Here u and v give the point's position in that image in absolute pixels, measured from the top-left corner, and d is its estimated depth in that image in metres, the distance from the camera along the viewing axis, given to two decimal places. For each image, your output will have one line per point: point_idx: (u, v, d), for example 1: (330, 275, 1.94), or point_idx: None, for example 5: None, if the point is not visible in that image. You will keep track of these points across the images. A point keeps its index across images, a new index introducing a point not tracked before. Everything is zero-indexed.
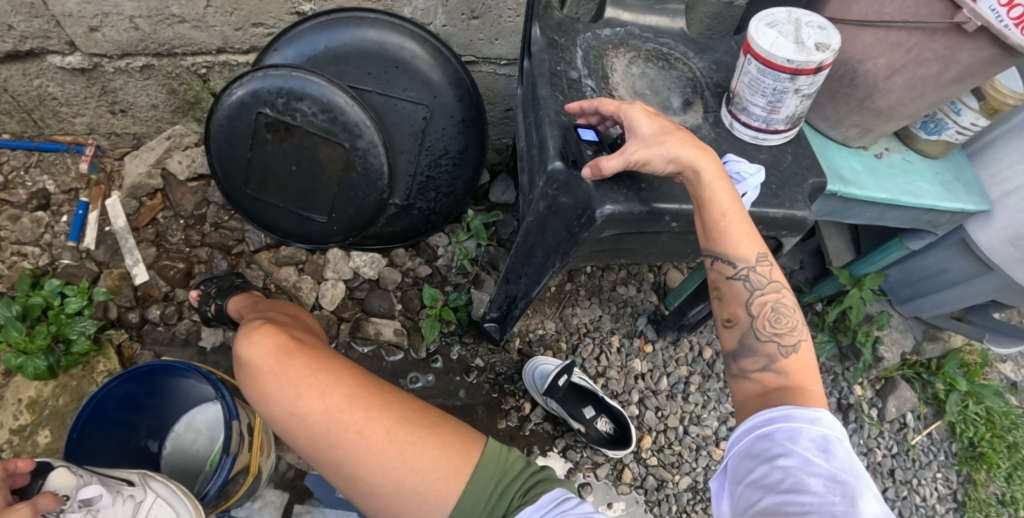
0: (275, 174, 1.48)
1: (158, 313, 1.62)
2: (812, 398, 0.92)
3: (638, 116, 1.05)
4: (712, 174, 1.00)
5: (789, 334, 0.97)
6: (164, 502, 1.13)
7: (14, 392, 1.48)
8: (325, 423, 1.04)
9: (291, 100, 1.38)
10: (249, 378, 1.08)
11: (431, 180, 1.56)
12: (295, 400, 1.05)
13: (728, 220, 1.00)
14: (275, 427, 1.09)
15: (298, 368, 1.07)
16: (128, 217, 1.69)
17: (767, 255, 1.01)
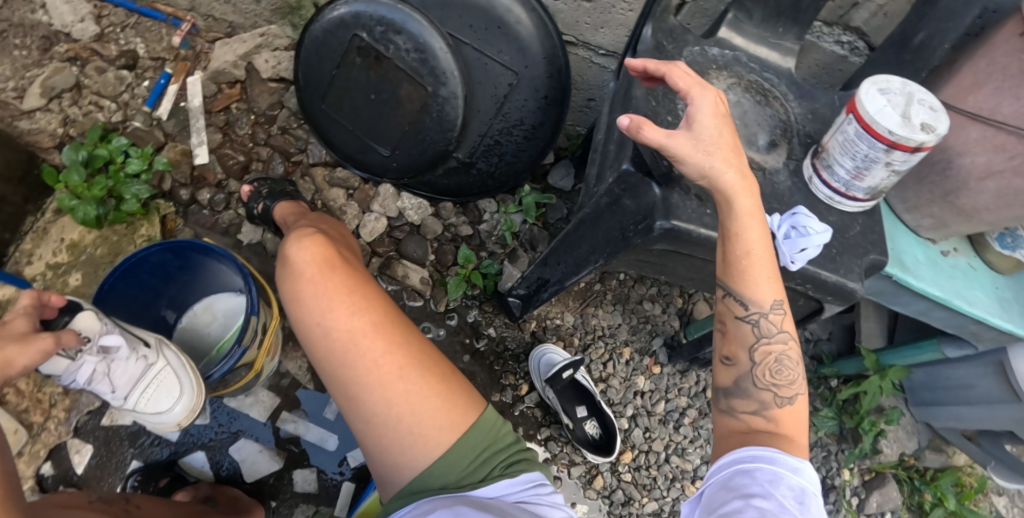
0: (353, 97, 1.51)
1: (207, 198, 1.67)
2: (797, 448, 0.96)
3: (705, 109, 0.97)
4: (745, 209, 0.98)
5: (787, 386, 1.00)
6: (172, 373, 1.19)
7: (58, 231, 1.59)
8: (346, 340, 1.08)
9: (389, 31, 1.40)
10: (289, 278, 1.13)
11: (498, 146, 1.57)
12: (325, 311, 1.09)
13: (752, 260, 0.99)
14: (298, 331, 1.13)
15: (336, 283, 1.11)
16: (204, 98, 1.74)
17: (782, 303, 1.01)
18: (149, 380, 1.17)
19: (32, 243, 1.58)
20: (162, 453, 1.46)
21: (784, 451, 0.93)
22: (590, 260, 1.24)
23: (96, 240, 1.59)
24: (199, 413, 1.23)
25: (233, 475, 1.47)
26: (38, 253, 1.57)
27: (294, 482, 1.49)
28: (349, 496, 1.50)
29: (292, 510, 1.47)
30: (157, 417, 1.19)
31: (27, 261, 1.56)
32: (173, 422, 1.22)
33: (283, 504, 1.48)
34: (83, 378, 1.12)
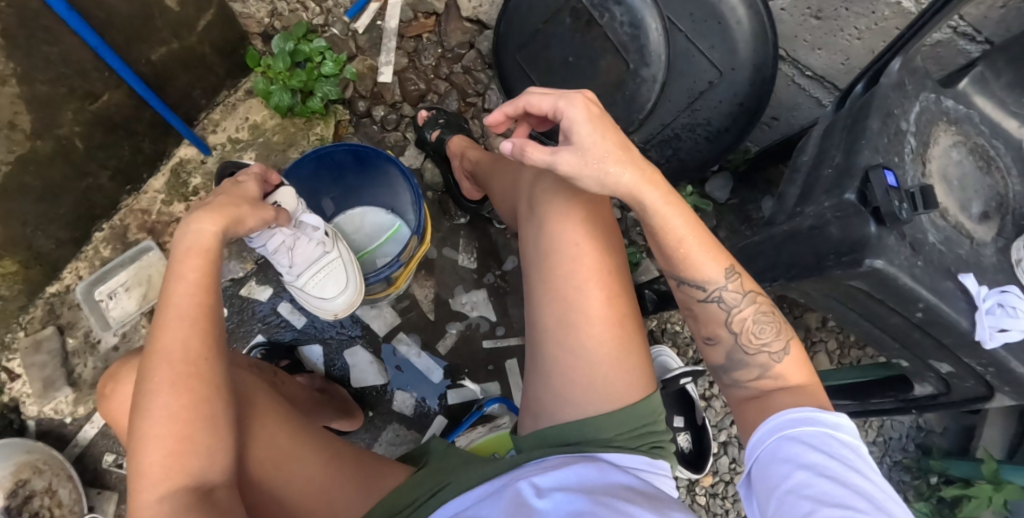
0: (551, 56, 1.52)
1: (381, 115, 1.71)
2: (815, 394, 0.96)
3: (575, 121, 0.98)
4: (655, 202, 0.99)
5: (774, 341, 1.01)
6: (342, 266, 1.27)
7: (244, 110, 1.67)
8: (593, 265, 1.04)
9: (609, 1, 1.40)
10: (561, 183, 1.08)
11: (676, 141, 1.54)
12: (586, 230, 1.06)
13: (685, 244, 1.01)
14: (545, 240, 1.07)
15: (604, 211, 1.08)
16: (400, 22, 1.72)
17: (735, 267, 1.03)
18: (324, 265, 1.24)
19: (221, 115, 1.66)
20: (285, 336, 1.55)
21: (818, 408, 0.92)
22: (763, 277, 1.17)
23: (276, 126, 1.67)
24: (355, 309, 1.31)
25: (342, 375, 1.55)
26: (223, 124, 1.66)
27: (393, 400, 1.55)
28: (439, 430, 1.54)
29: (384, 424, 1.54)
30: (320, 301, 1.27)
31: (214, 130, 1.65)
32: (331, 312, 1.29)
33: (377, 417, 1.54)
34: (273, 248, 1.17)
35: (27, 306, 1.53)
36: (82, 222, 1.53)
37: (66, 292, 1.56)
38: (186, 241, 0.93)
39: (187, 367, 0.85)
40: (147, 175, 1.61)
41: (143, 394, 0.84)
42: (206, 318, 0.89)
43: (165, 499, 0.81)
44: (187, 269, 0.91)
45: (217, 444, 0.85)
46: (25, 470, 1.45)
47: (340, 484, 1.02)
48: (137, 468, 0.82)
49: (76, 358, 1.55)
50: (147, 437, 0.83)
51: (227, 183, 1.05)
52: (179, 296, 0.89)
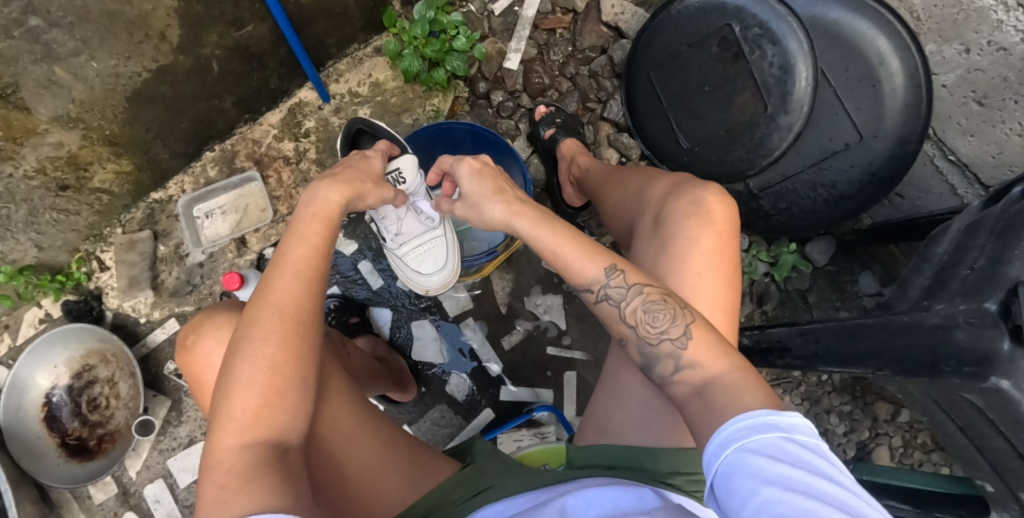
0: (687, 80, 1.48)
1: (498, 100, 1.68)
2: (745, 385, 0.88)
3: (463, 174, 1.16)
4: (530, 225, 1.09)
5: (670, 323, 0.98)
6: (444, 246, 1.31)
7: (369, 67, 1.66)
8: (711, 305, 1.05)
9: (763, 38, 1.35)
10: (696, 215, 1.08)
11: (793, 196, 1.48)
12: (712, 269, 1.05)
13: (562, 253, 1.06)
14: (666, 266, 1.07)
15: (732, 252, 1.08)
16: (538, 12, 1.70)
17: (616, 263, 1.04)
18: (426, 240, 1.31)
19: (347, 67, 1.66)
20: (359, 294, 1.58)
21: (771, 410, 0.83)
22: (863, 363, 1.12)
23: (396, 89, 1.67)
24: (448, 288, 1.35)
25: (404, 345, 1.57)
26: (348, 76, 1.66)
27: (449, 381, 1.57)
28: (483, 423, 1.55)
29: (433, 402, 1.56)
30: (416, 274, 1.34)
31: (337, 80, 1.66)
32: (424, 287, 1.35)
33: (429, 394, 1.56)
34: (386, 214, 1.29)
35: (130, 206, 1.60)
36: (197, 139, 1.58)
37: (168, 201, 1.62)
38: (310, 207, 1.00)
39: (294, 324, 0.89)
40: (266, 109, 1.64)
41: (246, 341, 0.87)
42: (317, 282, 0.94)
43: (247, 446, 0.83)
44: (310, 235, 0.97)
45: (303, 404, 0.88)
46: (94, 356, 1.55)
47: (392, 470, 1.03)
48: (225, 411, 0.85)
49: (163, 265, 1.61)
50: (242, 382, 0.85)
51: (354, 157, 1.13)
52: (296, 257, 0.94)
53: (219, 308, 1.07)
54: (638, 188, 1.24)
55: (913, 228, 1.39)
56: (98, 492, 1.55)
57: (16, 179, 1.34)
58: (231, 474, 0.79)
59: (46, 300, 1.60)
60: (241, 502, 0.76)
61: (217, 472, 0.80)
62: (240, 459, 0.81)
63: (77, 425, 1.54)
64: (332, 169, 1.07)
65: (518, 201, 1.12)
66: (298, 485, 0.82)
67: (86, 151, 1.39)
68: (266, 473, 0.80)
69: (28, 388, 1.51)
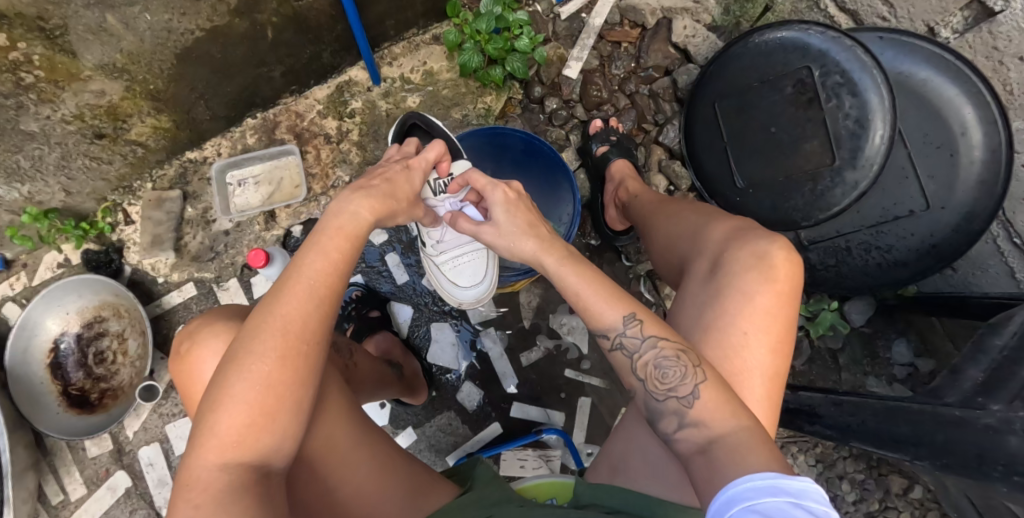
0: (753, 117, 1.41)
1: (552, 108, 1.63)
2: (747, 452, 0.85)
3: (496, 205, 1.11)
4: (556, 265, 1.04)
5: (682, 383, 0.93)
6: (484, 259, 1.32)
7: (425, 54, 1.61)
8: (754, 369, 0.99)
9: (843, 87, 1.28)
10: (754, 270, 1.01)
11: (844, 254, 1.42)
12: (760, 331, 0.99)
13: (582, 300, 1.01)
14: (712, 319, 1.02)
15: (786, 316, 1.01)
16: (606, 23, 1.63)
17: (635, 313, 0.98)
18: (468, 251, 1.32)
19: (402, 51, 1.60)
20: (382, 287, 1.56)
21: (781, 474, 0.79)
22: (904, 447, 1.10)
23: (449, 81, 1.61)
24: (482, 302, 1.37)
25: (421, 346, 1.55)
26: (402, 61, 1.61)
27: (460, 390, 1.53)
28: (489, 437, 1.52)
29: (441, 408, 1.53)
30: (451, 285, 1.35)
31: (390, 63, 1.60)
32: (458, 299, 1.36)
33: (438, 399, 1.53)
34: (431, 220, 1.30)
35: (164, 162, 1.56)
36: (240, 105, 1.53)
37: (202, 163, 1.58)
38: (338, 220, 0.96)
39: (296, 343, 0.86)
40: (314, 83, 1.59)
41: (242, 356, 0.85)
42: (329, 301, 0.90)
43: (227, 467, 0.81)
44: (329, 248, 0.93)
45: (293, 428, 0.85)
46: (107, 309, 1.53)
47: (386, 493, 0.99)
48: (208, 427, 0.83)
49: (188, 228, 1.58)
50: (231, 399, 0.83)
51: (393, 170, 1.09)
52: (311, 272, 0.90)
53: (219, 314, 1.03)
54: (696, 226, 1.16)
55: (963, 307, 1.33)
56: (93, 446, 1.52)
57: (53, 122, 1.30)
58: (206, 497, 0.79)
59: (66, 246, 1.58)
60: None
61: (191, 491, 0.79)
62: (217, 481, 0.80)
63: (81, 376, 1.52)
64: (364, 181, 1.04)
65: (547, 237, 1.07)
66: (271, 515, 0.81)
67: (127, 103, 1.35)
68: (241, 499, 0.79)
69: (38, 332, 1.49)
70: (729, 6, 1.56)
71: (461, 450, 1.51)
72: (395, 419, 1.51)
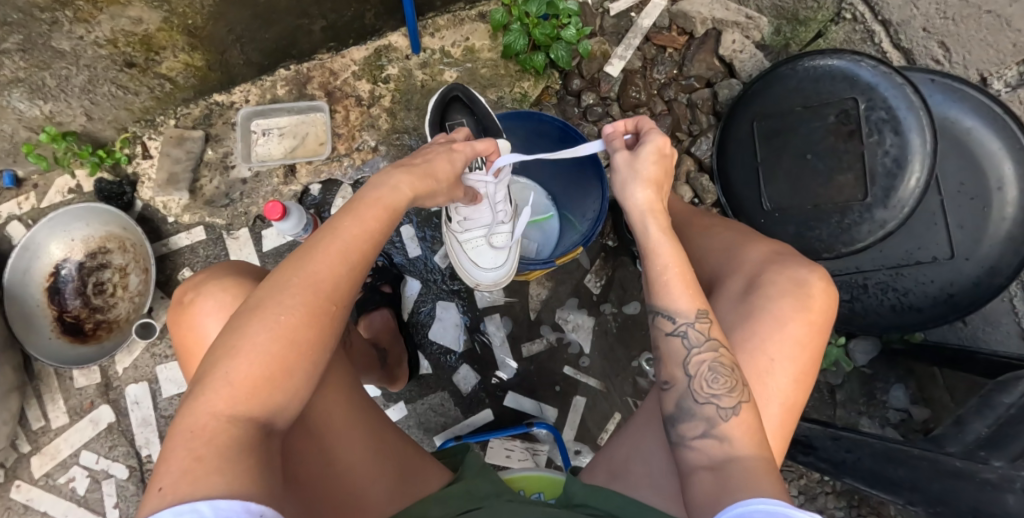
0: (790, 141, 1.40)
1: (588, 103, 1.61)
2: (769, 478, 0.85)
3: (649, 144, 1.05)
4: (658, 231, 1.02)
5: (729, 395, 0.92)
6: (506, 243, 1.32)
7: (468, 31, 1.58)
8: (775, 395, 0.98)
9: (887, 124, 1.28)
10: (795, 300, 1.00)
11: (860, 291, 1.41)
12: (788, 360, 0.99)
13: (670, 272, 0.99)
14: (737, 339, 1.01)
15: (817, 351, 1.01)
16: (654, 26, 1.62)
17: (709, 312, 0.97)
18: (492, 233, 1.31)
19: (446, 23, 1.58)
20: (394, 257, 1.55)
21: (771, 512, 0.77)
22: (898, 491, 1.11)
23: (489, 61, 1.59)
24: (501, 288, 1.35)
25: (424, 322, 1.54)
26: (445, 34, 1.58)
27: (457, 372, 1.52)
28: (479, 423, 1.51)
29: (435, 387, 1.51)
30: (471, 264, 1.35)
31: (432, 34, 1.57)
32: (474, 279, 1.36)
33: (433, 378, 1.52)
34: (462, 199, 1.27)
35: (190, 101, 1.53)
36: (275, 54, 1.51)
37: (229, 107, 1.56)
38: (379, 190, 0.96)
39: (326, 304, 0.85)
40: (352, 43, 1.56)
41: (269, 306, 0.83)
42: (361, 267, 0.89)
43: (235, 420, 0.78)
44: (368, 215, 0.92)
45: (305, 390, 0.83)
46: (112, 241, 1.51)
47: (377, 476, 0.97)
48: (221, 374, 0.79)
49: (205, 171, 1.55)
50: (251, 348, 0.80)
51: (441, 151, 1.08)
52: (348, 235, 0.89)
53: (226, 271, 1.01)
54: (730, 243, 1.14)
55: (969, 361, 1.32)
56: (80, 376, 1.51)
57: (85, 43, 1.27)
58: (208, 447, 0.74)
59: (80, 171, 1.55)
60: (214, 483, 0.71)
61: (195, 438, 0.75)
62: (223, 432, 0.76)
63: (78, 305, 1.50)
64: (407, 159, 1.04)
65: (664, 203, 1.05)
66: (273, 476, 0.77)
67: (163, 35, 1.31)
68: (246, 455, 0.76)
69: (41, 254, 1.48)
70: (780, 27, 1.56)
71: (450, 431, 1.50)
72: (387, 392, 1.50)
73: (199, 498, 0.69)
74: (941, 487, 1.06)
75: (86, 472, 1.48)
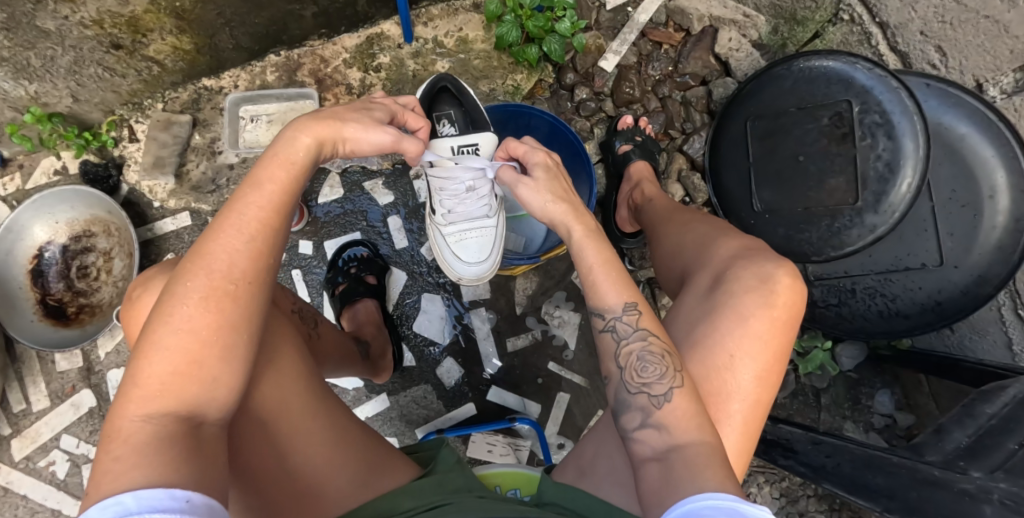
0: (783, 142, 1.38)
1: (581, 98, 1.59)
2: (710, 466, 0.82)
3: (534, 167, 1.07)
4: (579, 236, 1.00)
5: (659, 382, 0.91)
6: (491, 237, 1.32)
7: (462, 20, 1.56)
8: (739, 392, 0.97)
9: (880, 128, 1.26)
10: (758, 295, 0.99)
11: (848, 296, 1.41)
12: (752, 357, 0.98)
13: (594, 272, 0.98)
14: (703, 334, 1.00)
15: (777, 347, 0.99)
16: (650, 21, 1.60)
17: (639, 304, 0.96)
18: (477, 226, 1.31)
19: (440, 13, 1.56)
20: (380, 248, 1.53)
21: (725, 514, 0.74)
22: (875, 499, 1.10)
23: (482, 52, 1.57)
24: (483, 282, 1.35)
25: (409, 314, 1.53)
26: (439, 24, 1.56)
27: (441, 365, 1.51)
28: (461, 417, 1.50)
29: (418, 380, 1.51)
30: (454, 258, 1.34)
31: (425, 23, 1.55)
32: (457, 273, 1.35)
33: (417, 370, 1.51)
34: (447, 187, 1.28)
35: (179, 85, 1.52)
36: (265, 39, 1.49)
37: (217, 92, 1.54)
38: (278, 148, 0.93)
39: (227, 284, 0.83)
40: (344, 31, 1.54)
41: (174, 301, 0.82)
42: (262, 239, 0.87)
43: (153, 418, 0.77)
44: (267, 182, 0.90)
45: (224, 380, 0.82)
46: (97, 225, 1.49)
47: (335, 467, 0.97)
48: (135, 377, 0.79)
49: (192, 155, 1.53)
50: (160, 345, 0.80)
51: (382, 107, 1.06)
52: (245, 208, 0.87)
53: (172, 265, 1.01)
54: (705, 238, 1.14)
55: (954, 369, 1.31)
56: (63, 360, 1.50)
57: (71, 24, 1.25)
58: (124, 447, 0.74)
59: (66, 153, 1.53)
60: (137, 477, 0.71)
61: (112, 441, 0.75)
62: (140, 431, 0.76)
63: (61, 288, 1.49)
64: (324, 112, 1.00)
65: (578, 206, 1.04)
66: (206, 464, 0.77)
67: (150, 17, 1.29)
68: (169, 448, 0.75)
69: (23, 237, 1.46)
70: (777, 26, 1.53)
71: (431, 424, 1.49)
72: (370, 383, 1.49)
73: (124, 491, 0.69)
74: (919, 496, 1.06)
75: (66, 456, 1.48)
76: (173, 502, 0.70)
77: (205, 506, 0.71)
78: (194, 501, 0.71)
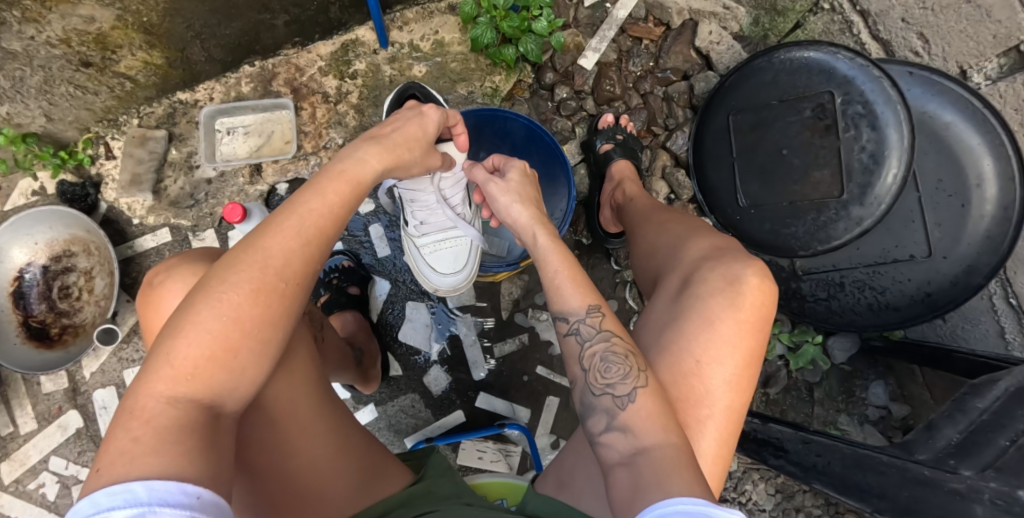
0: (765, 137, 1.36)
1: (562, 97, 1.57)
2: (679, 468, 0.81)
3: (512, 171, 1.17)
4: (546, 243, 1.05)
5: (624, 384, 0.91)
6: (466, 246, 1.31)
7: (438, 23, 1.53)
8: (714, 401, 0.95)
9: (864, 119, 1.23)
10: (725, 297, 0.98)
11: (837, 289, 1.38)
12: (722, 364, 0.96)
13: (559, 275, 1.00)
14: (671, 339, 0.99)
15: (747, 348, 0.97)
16: (629, 17, 1.57)
17: (602, 307, 0.97)
18: (451, 237, 1.31)
19: (415, 16, 1.53)
20: (363, 257, 1.52)
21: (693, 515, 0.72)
22: (867, 499, 1.09)
23: (459, 54, 1.54)
24: (459, 293, 1.34)
25: (394, 323, 1.51)
26: (414, 27, 1.53)
27: (427, 373, 1.50)
28: (450, 424, 1.49)
29: (406, 389, 1.49)
30: (429, 268, 1.32)
31: (400, 27, 1.53)
32: (432, 284, 1.33)
33: (404, 379, 1.50)
34: (418, 199, 1.28)
35: (153, 100, 1.50)
36: (238, 50, 1.47)
37: (192, 106, 1.52)
38: (344, 163, 0.97)
39: (275, 280, 0.83)
40: (319, 38, 1.52)
41: (215, 285, 0.82)
42: (318, 242, 0.88)
43: (175, 402, 0.76)
44: (330, 191, 0.92)
45: (254, 371, 0.81)
46: (77, 244, 1.48)
47: (336, 473, 0.96)
48: (164, 355, 0.78)
49: (170, 171, 1.52)
50: (196, 327, 0.79)
51: (405, 118, 1.10)
52: (305, 211, 0.88)
53: (196, 255, 1.01)
54: (679, 239, 1.12)
55: (947, 359, 1.28)
56: (48, 382, 1.49)
57: (37, 43, 1.23)
58: (146, 428, 0.73)
59: (43, 173, 1.52)
60: (150, 463, 0.69)
61: (133, 420, 0.73)
62: (162, 414, 0.74)
63: (43, 309, 1.48)
64: (377, 131, 1.06)
65: (541, 215, 1.10)
66: (218, 457, 0.75)
67: (118, 33, 1.28)
68: (187, 437, 0.74)
69: (2, 260, 1.45)
70: (759, 17, 1.50)
71: (420, 433, 1.48)
72: (357, 394, 1.48)
73: (136, 479, 0.68)
74: (912, 495, 1.04)
75: (55, 477, 1.47)
76: (185, 497, 0.68)
77: (214, 504, 0.70)
78: (204, 497, 0.69)
